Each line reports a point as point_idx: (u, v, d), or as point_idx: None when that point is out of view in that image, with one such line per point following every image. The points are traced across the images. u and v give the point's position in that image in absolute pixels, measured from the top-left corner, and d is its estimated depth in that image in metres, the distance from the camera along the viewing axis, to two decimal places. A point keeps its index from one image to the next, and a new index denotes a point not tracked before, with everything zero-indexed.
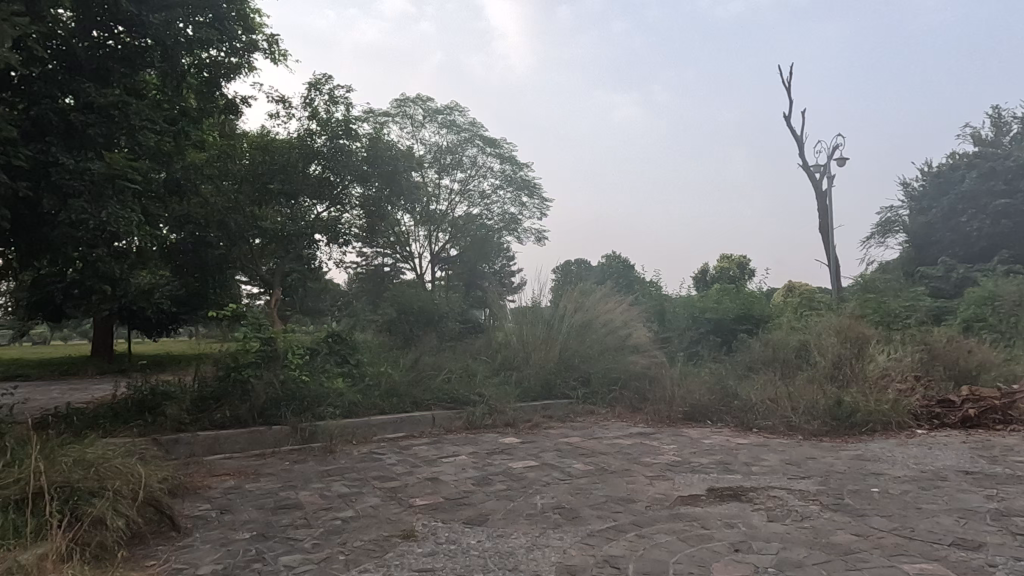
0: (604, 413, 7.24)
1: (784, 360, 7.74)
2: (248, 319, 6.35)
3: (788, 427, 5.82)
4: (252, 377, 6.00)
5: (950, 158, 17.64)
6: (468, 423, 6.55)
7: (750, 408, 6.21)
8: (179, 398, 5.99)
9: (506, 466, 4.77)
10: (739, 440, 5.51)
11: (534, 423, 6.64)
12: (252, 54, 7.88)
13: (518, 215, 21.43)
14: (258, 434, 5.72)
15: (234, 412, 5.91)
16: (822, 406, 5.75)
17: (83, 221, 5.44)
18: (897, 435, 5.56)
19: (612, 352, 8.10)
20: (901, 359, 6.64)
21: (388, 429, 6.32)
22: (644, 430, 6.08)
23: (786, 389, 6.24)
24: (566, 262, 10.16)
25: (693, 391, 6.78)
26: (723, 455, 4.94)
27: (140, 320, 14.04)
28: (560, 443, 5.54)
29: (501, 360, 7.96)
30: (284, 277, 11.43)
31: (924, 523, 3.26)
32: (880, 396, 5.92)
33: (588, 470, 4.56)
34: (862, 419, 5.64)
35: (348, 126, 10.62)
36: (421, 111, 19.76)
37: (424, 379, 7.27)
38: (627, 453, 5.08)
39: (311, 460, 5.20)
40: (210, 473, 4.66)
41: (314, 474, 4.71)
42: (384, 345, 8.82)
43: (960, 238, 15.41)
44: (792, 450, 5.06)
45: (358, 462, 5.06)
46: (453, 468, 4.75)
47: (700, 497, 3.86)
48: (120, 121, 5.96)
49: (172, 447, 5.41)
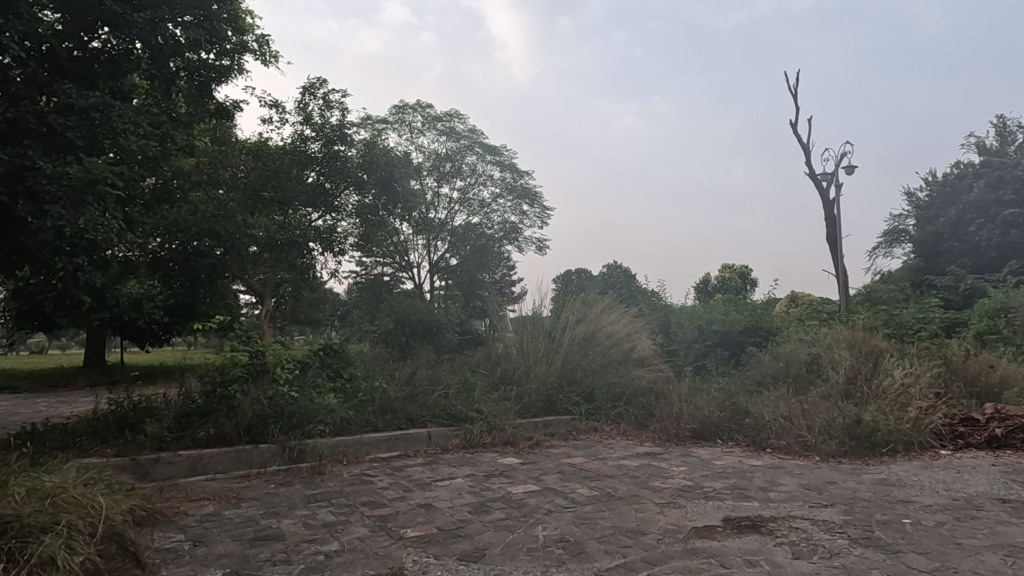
0: (608, 431, 6.93)
1: (795, 376, 7.43)
2: (236, 331, 6.10)
3: (803, 447, 5.48)
4: (238, 393, 5.68)
5: (955, 167, 17.43)
6: (465, 442, 6.22)
7: (762, 427, 5.88)
8: (161, 415, 5.68)
9: (505, 491, 4.45)
10: (751, 461, 5.19)
11: (534, 442, 6.31)
12: (242, 56, 7.64)
13: (518, 224, 21.13)
14: (244, 452, 5.42)
15: (220, 429, 5.58)
16: (839, 425, 5.43)
17: (59, 229, 5.12)
18: (920, 457, 5.24)
19: (615, 365, 7.80)
20: (920, 375, 6.35)
21: (382, 448, 6.00)
22: (650, 450, 5.76)
23: (799, 407, 5.94)
24: (565, 272, 9.87)
25: (701, 407, 6.46)
26: (737, 479, 4.63)
27: (133, 330, 13.78)
28: (562, 465, 5.22)
29: (501, 374, 7.66)
30: (276, 286, 10.95)
31: (967, 562, 2.95)
32: (899, 415, 5.63)
33: (592, 496, 4.24)
34: (883, 439, 5.32)
35: (344, 131, 10.37)
36: (420, 117, 19.51)
37: (419, 395, 6.96)
38: (634, 476, 4.77)
39: (298, 483, 4.89)
40: (187, 499, 4.34)
41: (299, 499, 4.39)
42: (380, 358, 8.49)
43: (969, 248, 15.08)
44: (810, 473, 4.75)
45: (347, 486, 4.75)
46: (449, 493, 4.44)
47: (716, 529, 3.55)
48: (102, 124, 5.67)
49: (152, 468, 5.10)
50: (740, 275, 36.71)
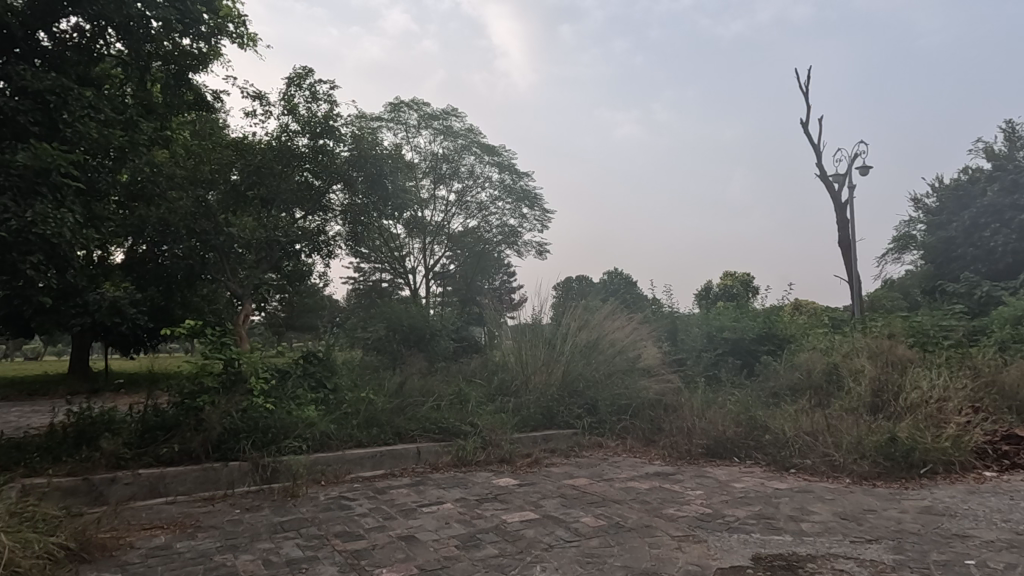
0: (613, 447, 6.40)
1: (814, 387, 6.90)
2: (208, 336, 5.52)
3: (831, 467, 4.95)
4: (207, 405, 5.13)
5: (964, 172, 16.99)
6: (457, 459, 5.67)
7: (785, 445, 5.34)
8: (120, 429, 5.11)
9: (499, 520, 3.90)
10: (775, 484, 4.65)
11: (533, 460, 5.77)
12: (218, 40, 7.09)
13: (518, 227, 20.61)
14: (211, 471, 4.92)
15: (185, 445, 5.04)
16: (871, 443, 4.90)
17: (4, 221, 4.60)
18: (963, 479, 4.72)
19: (621, 375, 7.25)
20: (953, 387, 5.81)
21: (366, 466, 5.49)
22: (661, 470, 5.23)
23: (826, 423, 5.39)
24: (565, 277, 9.30)
25: (716, 421, 5.91)
26: (762, 506, 4.09)
27: (116, 338, 13.29)
28: (564, 487, 4.69)
29: (498, 384, 7.14)
30: (254, 288, 10.09)
31: None
32: (936, 432, 5.09)
33: (599, 527, 3.70)
34: (921, 459, 4.79)
35: (330, 124, 9.80)
36: (415, 116, 19.00)
37: (408, 407, 6.43)
38: (645, 501, 4.24)
39: (266, 508, 4.35)
40: (136, 527, 3.81)
41: (265, 529, 3.84)
42: (369, 367, 7.99)
43: (983, 253, 14.50)
44: (844, 498, 4.21)
45: (321, 512, 4.20)
46: (435, 522, 3.89)
47: (747, 571, 3.01)
48: (58, 109, 5.15)
49: (107, 489, 4.58)
50: (741, 282, 36.05)
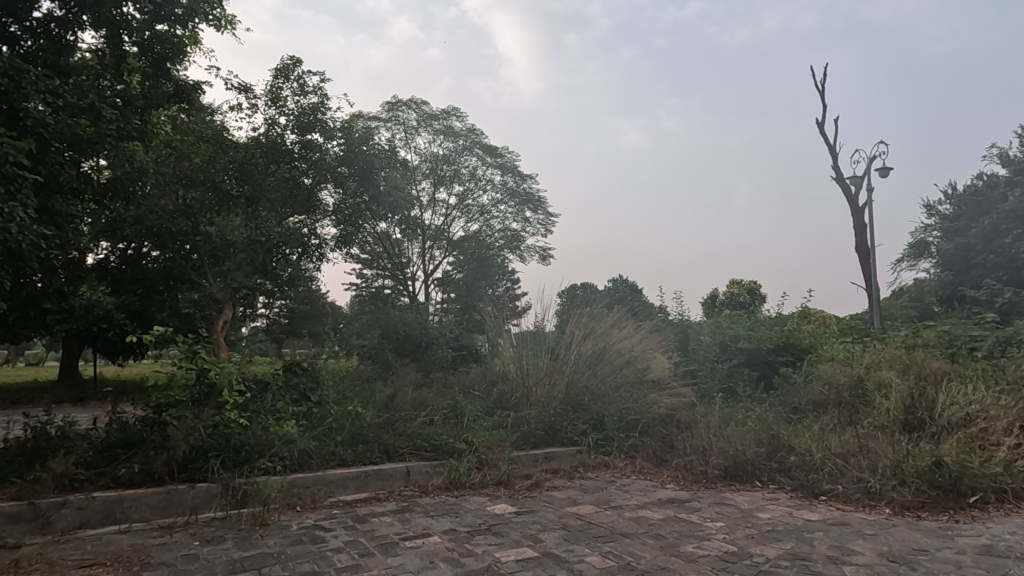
0: (621, 467, 5.89)
1: (838, 402, 6.36)
2: (179, 344, 4.88)
3: (868, 495, 4.42)
4: (172, 421, 4.60)
5: (980, 177, 16.45)
6: (449, 482, 5.15)
7: (812, 468, 4.81)
8: (78, 448, 4.58)
9: (492, 559, 3.37)
10: (806, 515, 4.12)
11: (534, 482, 5.26)
12: (197, 25, 6.67)
13: (521, 232, 20.10)
14: (175, 494, 4.42)
15: (147, 466, 4.53)
16: (914, 468, 4.36)
17: None
18: (1019, 510, 4.20)
19: (629, 388, 6.74)
20: (997, 403, 5.26)
21: (349, 488, 4.99)
22: (676, 496, 4.69)
23: (859, 443, 4.86)
24: (569, 282, 8.83)
25: (734, 440, 5.36)
26: (796, 543, 3.56)
27: (104, 345, 12.84)
28: (567, 517, 4.17)
29: (497, 397, 6.63)
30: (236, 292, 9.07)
31: None
32: (985, 456, 4.56)
33: (606, 569, 3.18)
34: (969, 487, 4.28)
35: (320, 117, 9.33)
36: (415, 115, 18.59)
37: (398, 422, 5.92)
38: (659, 536, 3.71)
39: (230, 540, 3.84)
40: (74, 565, 3.31)
41: (222, 568, 3.34)
42: (360, 377, 7.51)
43: (1005, 260, 13.89)
44: (886, 533, 3.69)
45: (291, 546, 3.69)
46: (417, 561, 3.37)
47: None
48: (9, 92, 4.76)
49: (56, 515, 4.08)
50: (747, 289, 35.71)
